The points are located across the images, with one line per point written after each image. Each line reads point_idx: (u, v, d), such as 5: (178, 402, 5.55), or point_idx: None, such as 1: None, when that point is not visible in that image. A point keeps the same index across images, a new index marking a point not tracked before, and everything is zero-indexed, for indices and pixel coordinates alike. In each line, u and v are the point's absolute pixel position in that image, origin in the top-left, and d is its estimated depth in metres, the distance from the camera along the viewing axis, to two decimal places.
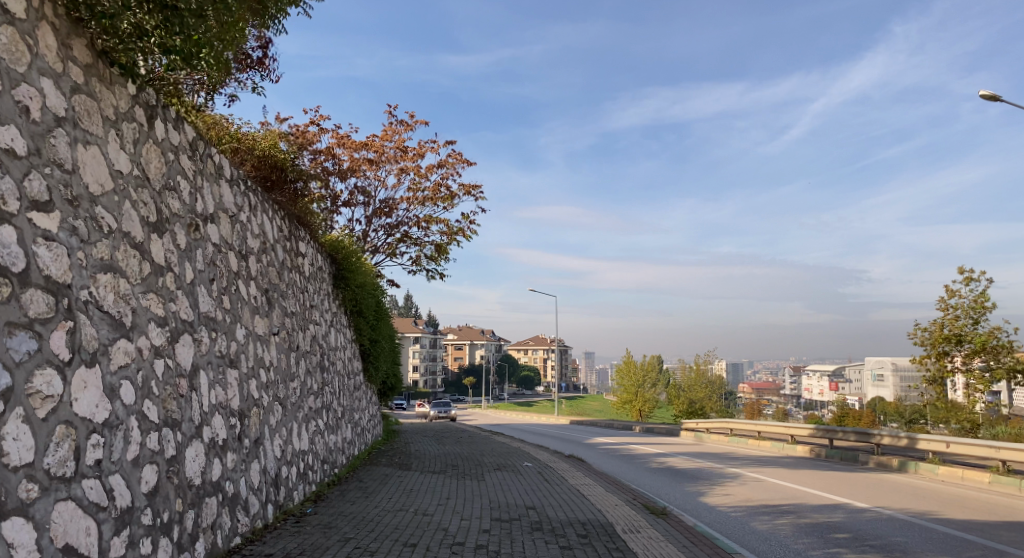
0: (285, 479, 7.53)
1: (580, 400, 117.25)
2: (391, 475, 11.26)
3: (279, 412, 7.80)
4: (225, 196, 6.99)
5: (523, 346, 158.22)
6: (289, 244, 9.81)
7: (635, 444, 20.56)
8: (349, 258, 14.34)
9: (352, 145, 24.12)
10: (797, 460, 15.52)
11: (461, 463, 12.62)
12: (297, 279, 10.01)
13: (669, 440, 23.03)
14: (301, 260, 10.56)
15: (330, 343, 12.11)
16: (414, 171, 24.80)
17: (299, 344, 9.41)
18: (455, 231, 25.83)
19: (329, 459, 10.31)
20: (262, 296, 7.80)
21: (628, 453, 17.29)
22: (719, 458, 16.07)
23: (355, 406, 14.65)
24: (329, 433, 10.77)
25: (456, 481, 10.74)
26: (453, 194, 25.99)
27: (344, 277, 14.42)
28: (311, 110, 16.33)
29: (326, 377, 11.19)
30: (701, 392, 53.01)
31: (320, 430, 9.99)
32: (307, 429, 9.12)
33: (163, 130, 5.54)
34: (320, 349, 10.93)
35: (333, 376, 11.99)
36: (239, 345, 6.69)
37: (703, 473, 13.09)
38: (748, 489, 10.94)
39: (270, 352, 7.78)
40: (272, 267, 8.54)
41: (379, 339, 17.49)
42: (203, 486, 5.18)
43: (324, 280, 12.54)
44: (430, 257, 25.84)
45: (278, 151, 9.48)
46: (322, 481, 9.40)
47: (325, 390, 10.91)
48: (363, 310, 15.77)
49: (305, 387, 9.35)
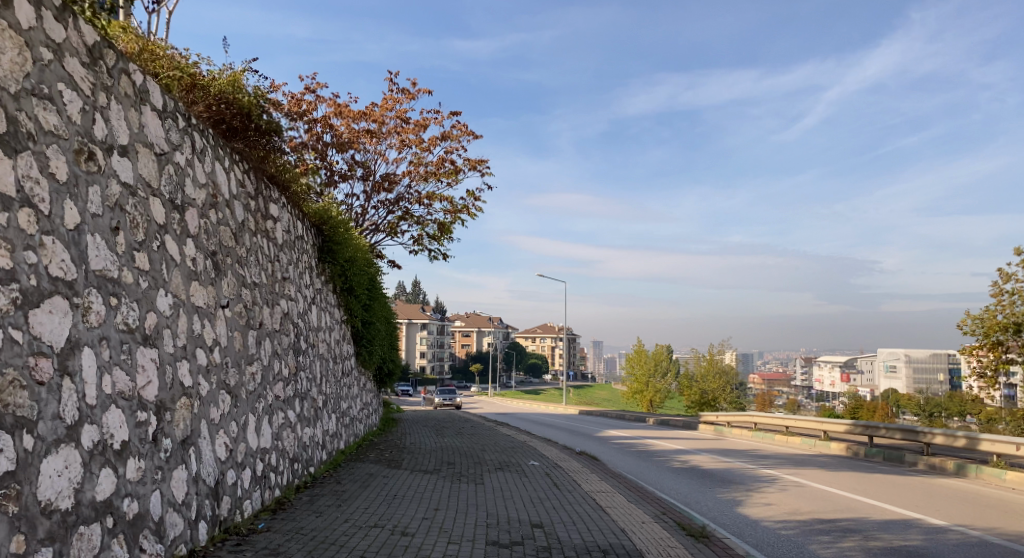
0: (229, 488, 6.07)
1: (588, 388, 115.86)
2: (376, 475, 9.78)
3: (225, 404, 6.32)
4: (149, 130, 5.47)
5: (531, 334, 157.06)
6: (254, 203, 8.31)
7: (650, 439, 19.06)
8: (337, 228, 12.83)
9: (351, 114, 22.58)
10: (834, 460, 13.97)
11: (459, 461, 11.11)
12: (265, 246, 8.48)
13: (686, 434, 21.45)
14: (271, 225, 9.01)
15: (311, 324, 10.61)
16: (417, 143, 23.30)
17: (263, 322, 7.90)
18: (459, 209, 24.38)
19: (302, 458, 8.84)
20: (205, 259, 6.29)
21: (645, 448, 15.76)
22: (747, 456, 14.47)
23: (343, 395, 13.17)
24: (306, 426, 9.32)
25: (451, 484, 9.26)
26: (458, 169, 24.47)
27: (330, 250, 12.91)
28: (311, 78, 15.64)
29: (303, 362, 9.70)
30: (714, 383, 51.53)
31: (291, 424, 8.53)
32: (270, 423, 7.63)
33: (36, 17, 4.03)
34: (295, 330, 9.44)
35: (314, 361, 10.51)
36: (162, 319, 5.18)
37: (733, 475, 11.53)
38: (791, 498, 9.37)
39: (213, 330, 6.27)
40: (224, 227, 7.01)
41: (373, 320, 16.00)
42: (76, 511, 3.73)
43: (304, 252, 11.02)
44: (433, 237, 24.36)
45: (241, 92, 7.95)
46: (288, 485, 7.96)
47: (301, 376, 9.42)
48: (354, 288, 14.28)
49: (269, 374, 7.86)
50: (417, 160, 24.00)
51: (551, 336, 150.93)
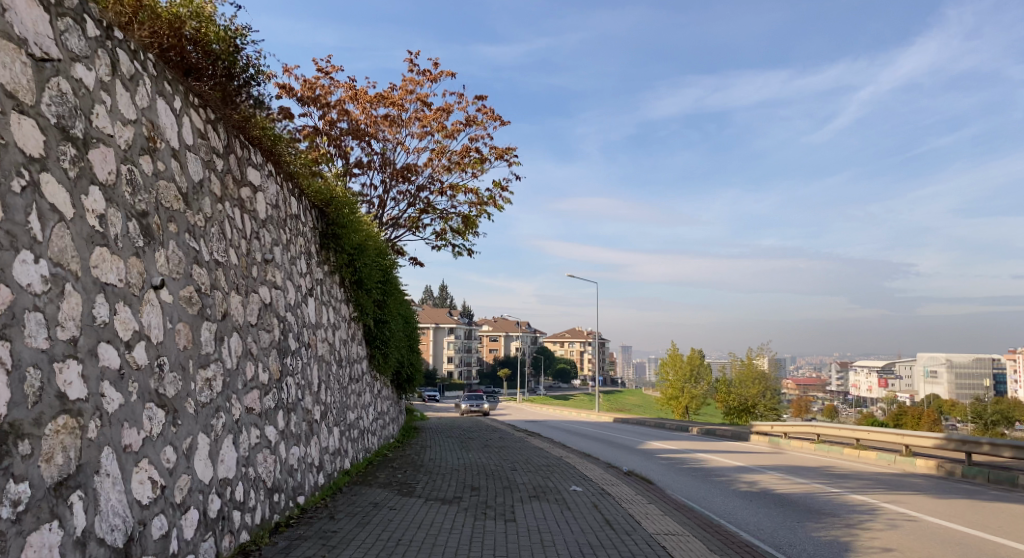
0: (153, 545, 4.30)
1: (618, 394, 113.16)
2: (382, 505, 7.94)
3: (154, 423, 4.53)
4: (19, 18, 3.70)
5: (560, 338, 154.80)
6: (221, 164, 6.53)
7: (700, 452, 17.01)
8: (341, 210, 11.02)
9: (368, 100, 20.92)
10: (928, 483, 11.86)
11: (484, 485, 9.25)
12: (236, 218, 6.67)
13: (739, 446, 19.32)
14: (248, 194, 7.20)
15: (305, 320, 8.81)
16: (439, 130, 21.57)
17: (229, 313, 6.11)
18: (485, 201, 22.62)
19: (286, 486, 7.03)
20: (127, 219, 4.51)
21: (699, 465, 13.74)
22: (822, 476, 12.40)
23: (351, 404, 11.38)
24: (294, 446, 7.52)
25: (474, 519, 7.38)
26: (484, 158, 22.70)
27: (335, 236, 11.12)
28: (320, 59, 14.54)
29: (293, 366, 7.91)
30: (755, 389, 48.90)
31: (270, 445, 6.71)
32: (235, 446, 5.82)
33: None
34: (281, 325, 7.64)
35: (309, 364, 8.71)
36: (22, 299, 3.41)
37: (817, 503, 9.49)
38: (909, 540, 7.34)
39: (138, 320, 4.47)
40: (165, 183, 5.20)
41: (389, 319, 14.22)
42: None
43: (298, 234, 9.24)
44: (456, 231, 22.59)
45: (207, 19, 6.16)
46: (262, 525, 6.16)
47: (287, 385, 7.60)
48: (364, 281, 12.50)
49: (237, 381, 6.06)
50: (439, 150, 22.27)
51: (580, 341, 148.66)
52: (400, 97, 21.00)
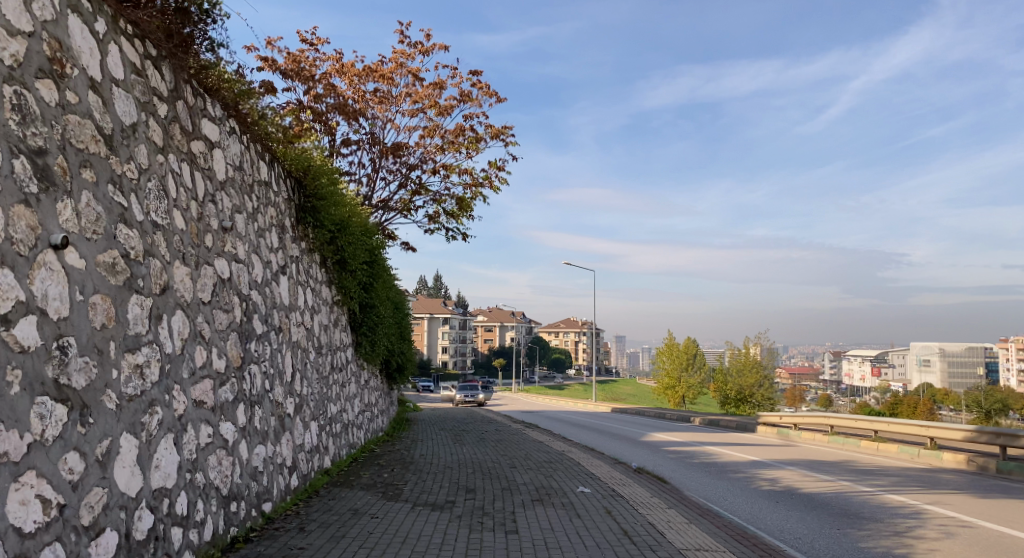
0: None
1: (612, 384, 112.40)
2: (362, 512, 6.85)
3: (50, 422, 3.47)
4: None
5: (554, 328, 153.95)
6: (165, 110, 5.41)
7: (708, 445, 16.02)
8: (320, 180, 9.90)
9: (356, 74, 19.77)
10: (963, 479, 10.88)
11: (479, 487, 8.22)
12: (182, 177, 5.54)
13: (747, 437, 18.32)
14: (201, 150, 6.09)
15: (275, 301, 7.73)
16: (431, 107, 20.43)
17: (171, 286, 5.01)
18: (480, 182, 21.50)
19: (247, 494, 5.95)
20: (8, 154, 3.43)
21: (710, 460, 12.76)
22: (845, 472, 11.42)
23: (333, 396, 10.33)
24: (259, 446, 6.46)
25: (469, 530, 6.29)
26: (479, 137, 21.57)
27: (314, 210, 10.01)
28: (306, 32, 14.38)
29: (258, 353, 6.83)
30: (752, 379, 48.00)
31: (226, 445, 5.63)
32: (176, 448, 4.74)
33: None
34: (241, 305, 6.55)
35: (279, 351, 7.63)
36: None
37: (852, 504, 8.50)
38: (973, 551, 6.33)
39: (26, 288, 3.41)
40: (78, 119, 4.10)
41: (376, 304, 13.13)
42: None
43: (268, 204, 8.14)
44: (450, 213, 21.49)
45: None
46: (211, 543, 5.07)
47: (250, 374, 6.52)
48: (348, 261, 11.43)
49: (180, 369, 4.98)
50: (432, 128, 21.14)
51: (574, 331, 147.87)
52: (390, 71, 19.86)
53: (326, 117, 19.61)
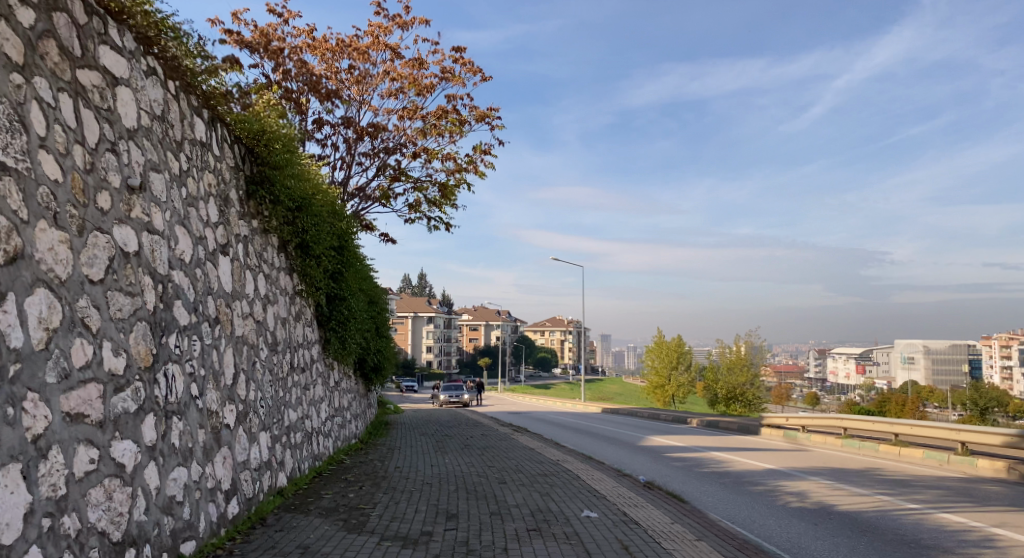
0: None
1: (599, 383, 111.23)
2: (314, 550, 5.43)
3: None
4: None
5: (541, 327, 152.78)
6: (35, 20, 3.98)
7: (713, 450, 14.69)
8: (275, 148, 8.47)
9: (329, 49, 18.35)
10: (1010, 492, 9.58)
11: (462, 511, 6.85)
12: (56, 112, 4.08)
13: (752, 441, 17.01)
14: (96, 83, 4.64)
15: (209, 286, 6.34)
16: (411, 86, 19.03)
17: (27, 255, 3.62)
18: (464, 167, 20.10)
19: (154, 535, 4.54)
20: None
21: (721, 469, 11.42)
22: (876, 483, 10.12)
23: (292, 400, 8.92)
24: (179, 468, 5.05)
25: None
26: (463, 119, 20.17)
27: (267, 182, 8.60)
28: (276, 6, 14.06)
29: (181, 350, 5.41)
30: (744, 377, 46.71)
31: (121, 474, 4.20)
32: (25, 483, 3.34)
33: None
34: (156, 288, 5.14)
35: (213, 347, 6.21)
36: None
37: (901, 526, 7.19)
38: None
39: None
40: None
41: (347, 296, 11.72)
42: None
43: (202, 169, 6.75)
44: (432, 201, 20.08)
45: None
46: None
47: (168, 376, 5.11)
48: (312, 245, 10.03)
49: (40, 370, 3.57)
50: (412, 110, 19.73)
51: (561, 330, 146.75)
52: (367, 46, 18.47)
53: (297, 96, 18.17)
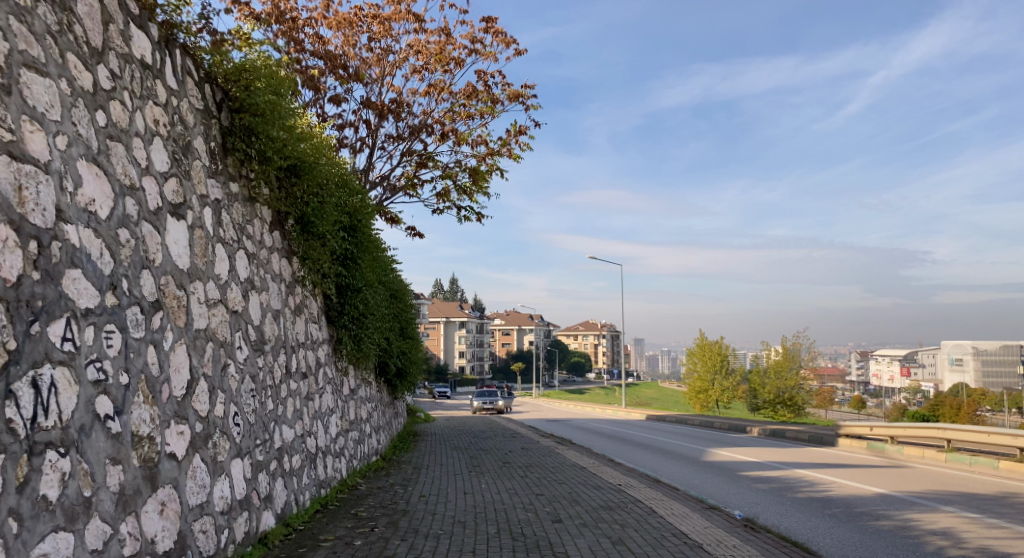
0: None
1: (635, 388, 108.28)
2: None
3: None
4: None
5: (575, 331, 150.18)
6: None
7: (797, 468, 12.42)
8: (257, 89, 6.54)
9: (347, 21, 16.54)
10: None
11: None
12: None
13: (833, 455, 14.68)
14: None
15: (143, 257, 4.42)
16: (436, 59, 17.10)
17: None
18: (496, 150, 18.16)
19: None
20: None
21: (823, 495, 9.22)
22: None
23: (288, 414, 7.00)
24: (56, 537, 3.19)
25: None
26: (494, 96, 18.23)
27: (251, 135, 6.69)
28: None
29: (78, 343, 3.55)
30: (791, 381, 43.47)
31: None
32: None
33: None
34: (22, 248, 3.26)
35: (147, 345, 4.29)
36: None
37: None
38: None
39: None
40: None
41: (362, 288, 9.80)
42: None
43: (142, 96, 4.85)
44: (462, 188, 18.17)
45: None
46: None
47: (45, 385, 3.26)
48: (314, 221, 8.10)
49: None
50: (439, 87, 17.84)
51: (595, 334, 144.09)
52: (388, 16, 16.66)
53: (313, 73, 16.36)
